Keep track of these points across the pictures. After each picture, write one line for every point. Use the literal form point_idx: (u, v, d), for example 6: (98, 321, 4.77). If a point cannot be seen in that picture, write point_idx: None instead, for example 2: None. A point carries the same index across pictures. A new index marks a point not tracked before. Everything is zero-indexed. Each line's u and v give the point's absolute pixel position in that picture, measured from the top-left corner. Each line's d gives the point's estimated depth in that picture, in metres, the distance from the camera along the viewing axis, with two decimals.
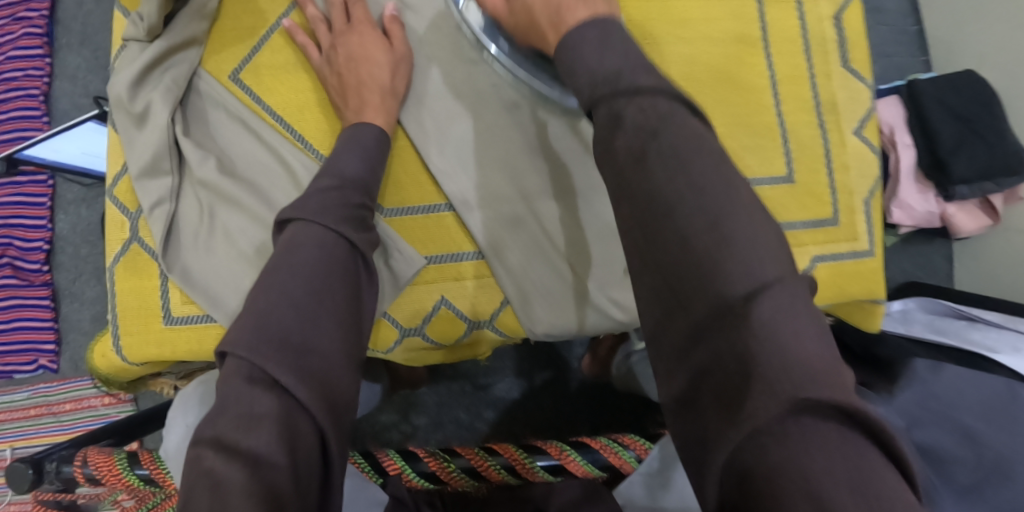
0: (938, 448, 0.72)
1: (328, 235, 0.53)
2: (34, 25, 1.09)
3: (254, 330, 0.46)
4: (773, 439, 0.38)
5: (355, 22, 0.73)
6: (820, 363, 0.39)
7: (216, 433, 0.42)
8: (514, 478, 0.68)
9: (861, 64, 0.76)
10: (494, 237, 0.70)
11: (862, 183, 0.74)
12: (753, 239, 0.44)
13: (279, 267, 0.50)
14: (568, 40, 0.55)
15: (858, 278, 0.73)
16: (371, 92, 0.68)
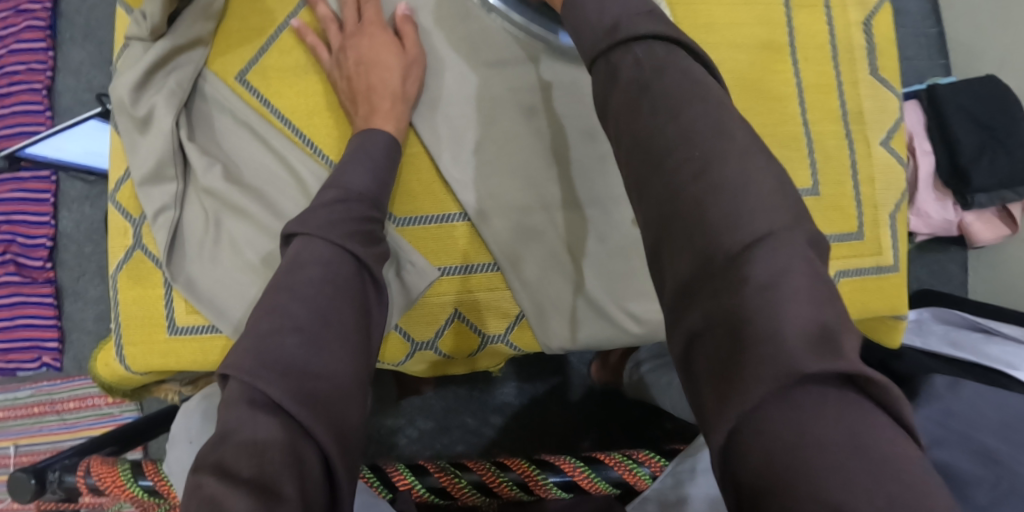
0: (957, 467, 0.71)
1: (333, 251, 0.51)
2: (37, 18, 1.07)
3: (254, 356, 0.44)
4: (772, 405, 0.37)
5: (366, 23, 0.70)
6: (814, 316, 0.38)
7: (218, 460, 0.41)
8: (526, 494, 0.66)
9: (890, 73, 0.74)
10: (510, 249, 0.69)
11: (888, 196, 0.72)
12: (740, 185, 0.42)
13: (280, 286, 0.49)
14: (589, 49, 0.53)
15: (880, 293, 0.71)
16: (381, 96, 0.66)
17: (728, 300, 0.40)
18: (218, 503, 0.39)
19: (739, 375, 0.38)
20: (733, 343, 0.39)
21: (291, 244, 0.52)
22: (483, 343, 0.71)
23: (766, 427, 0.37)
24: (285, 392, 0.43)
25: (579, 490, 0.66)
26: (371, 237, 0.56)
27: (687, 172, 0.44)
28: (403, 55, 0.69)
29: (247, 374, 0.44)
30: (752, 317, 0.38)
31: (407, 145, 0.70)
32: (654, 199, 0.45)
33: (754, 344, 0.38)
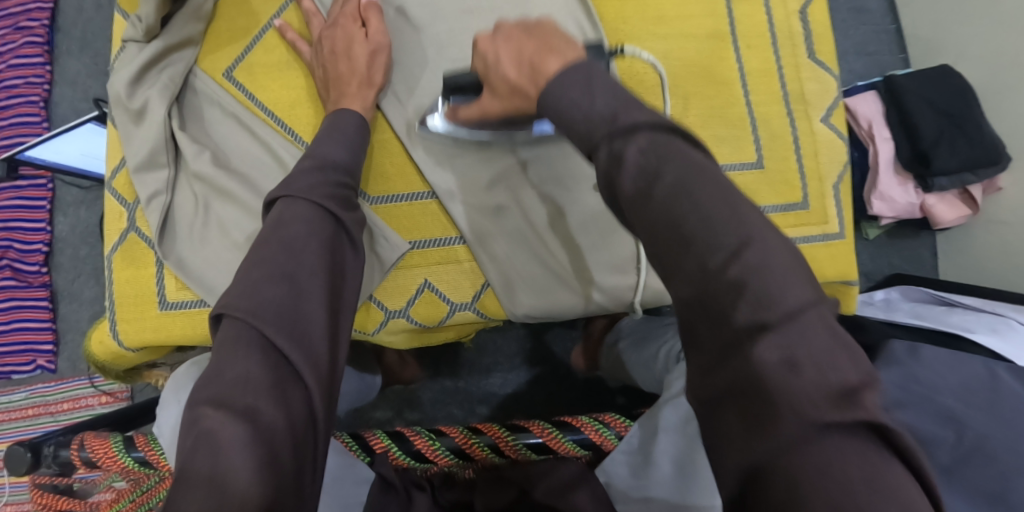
0: (920, 429, 0.72)
1: (315, 211, 0.55)
2: (35, 35, 1.12)
3: (246, 297, 0.48)
4: (796, 450, 0.38)
5: (342, 17, 0.74)
6: (833, 372, 0.38)
7: (211, 394, 0.45)
8: (499, 457, 0.70)
9: (827, 56, 0.78)
10: (478, 226, 0.73)
11: (832, 168, 0.77)
12: (772, 264, 0.41)
13: (269, 239, 0.52)
14: (547, 96, 0.52)
15: (831, 258, 0.75)
16: (347, 83, 0.71)
17: (744, 365, 0.40)
18: (209, 431, 0.43)
19: (767, 426, 0.39)
20: (750, 397, 0.40)
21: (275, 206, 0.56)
22: (450, 312, 0.74)
23: (795, 469, 0.38)
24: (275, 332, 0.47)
25: (548, 451, 0.70)
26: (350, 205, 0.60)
27: (715, 256, 0.42)
28: (371, 46, 0.73)
29: (235, 317, 0.48)
30: (769, 375, 0.39)
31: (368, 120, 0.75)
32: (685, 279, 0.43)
33: (778, 399, 0.39)
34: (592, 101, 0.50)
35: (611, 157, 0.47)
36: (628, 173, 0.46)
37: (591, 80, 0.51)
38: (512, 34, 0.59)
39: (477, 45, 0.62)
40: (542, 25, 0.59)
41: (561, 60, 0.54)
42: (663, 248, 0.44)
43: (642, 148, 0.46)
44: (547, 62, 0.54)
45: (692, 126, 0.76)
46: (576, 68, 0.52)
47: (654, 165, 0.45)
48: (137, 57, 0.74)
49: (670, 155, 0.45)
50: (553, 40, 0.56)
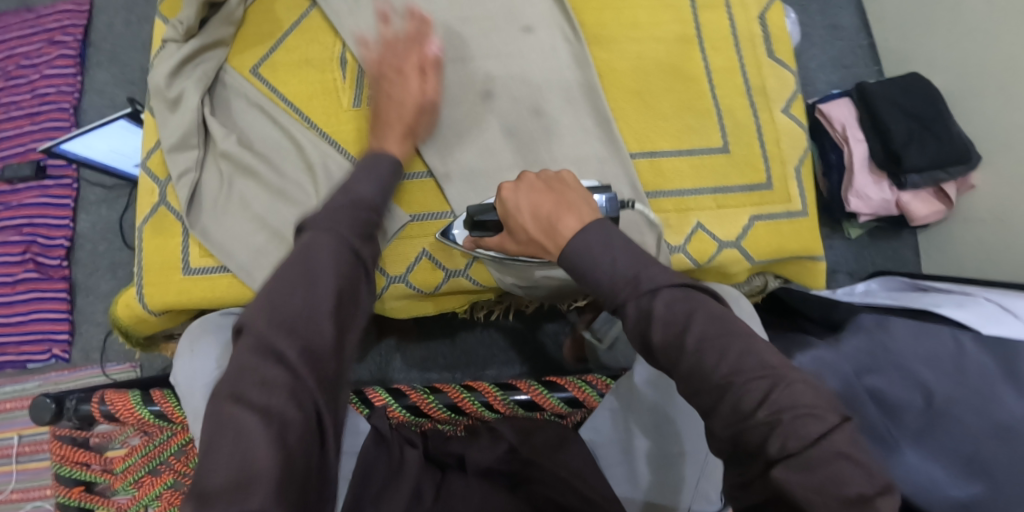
0: (889, 394, 0.74)
1: (338, 239, 0.58)
2: (68, 48, 1.21)
3: (269, 311, 0.53)
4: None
5: (406, 68, 0.76)
6: (849, 486, 0.45)
7: (234, 391, 0.50)
8: (491, 413, 0.74)
9: (784, 54, 0.86)
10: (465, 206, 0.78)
11: (793, 152, 0.83)
12: (797, 400, 0.48)
13: (292, 262, 0.56)
14: (571, 248, 0.59)
15: (795, 236, 0.80)
16: (392, 127, 0.73)
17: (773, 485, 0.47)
18: (234, 420, 0.49)
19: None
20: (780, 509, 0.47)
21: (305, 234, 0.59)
22: (446, 277, 0.79)
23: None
24: (288, 343, 0.52)
25: (536, 408, 0.74)
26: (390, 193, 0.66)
27: (750, 398, 0.49)
28: (421, 103, 0.75)
29: (257, 333, 0.53)
30: (801, 489, 0.46)
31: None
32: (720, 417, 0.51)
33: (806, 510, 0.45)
34: (614, 264, 0.57)
35: (641, 313, 0.54)
36: (659, 326, 0.53)
37: (610, 239, 0.58)
38: (535, 184, 0.66)
39: (499, 191, 0.68)
40: (560, 181, 0.66)
41: (579, 219, 0.61)
42: (703, 388, 0.51)
43: (670, 304, 0.53)
44: (562, 222, 0.61)
45: (666, 117, 0.82)
46: (597, 225, 0.59)
47: (682, 318, 0.53)
48: (175, 53, 0.80)
49: (697, 311, 0.53)
50: (570, 197, 0.63)
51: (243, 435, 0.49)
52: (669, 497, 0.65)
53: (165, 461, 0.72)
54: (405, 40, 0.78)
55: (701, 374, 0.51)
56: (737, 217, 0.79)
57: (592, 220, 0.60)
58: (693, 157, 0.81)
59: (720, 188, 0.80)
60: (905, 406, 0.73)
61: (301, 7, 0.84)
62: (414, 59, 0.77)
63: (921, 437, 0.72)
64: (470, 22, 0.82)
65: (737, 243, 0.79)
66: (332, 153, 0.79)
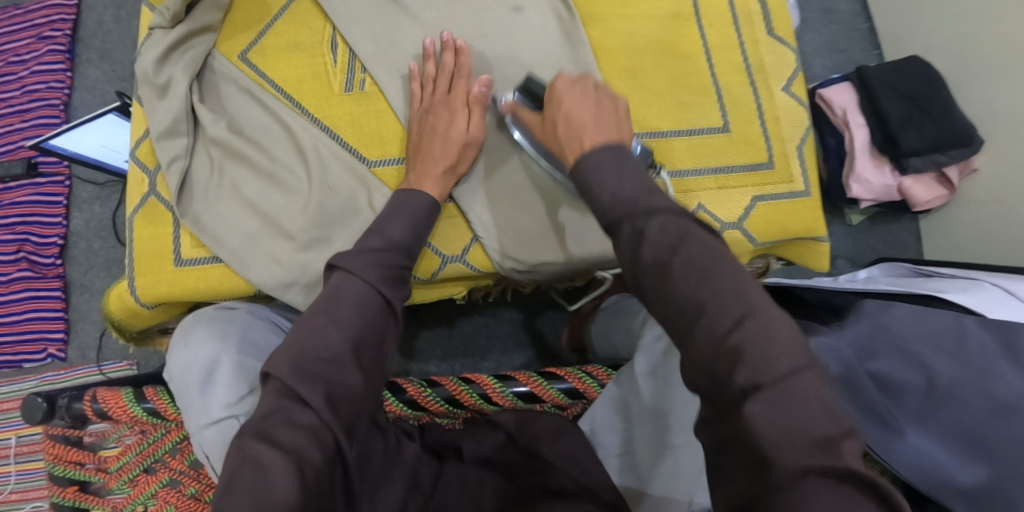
0: (893, 375, 0.67)
1: (371, 293, 0.59)
2: (57, 43, 1.20)
3: (292, 364, 0.54)
4: (783, 496, 0.42)
5: (454, 95, 0.74)
6: (817, 427, 0.42)
7: (259, 429, 0.52)
8: (489, 405, 0.72)
9: (784, 31, 0.84)
10: (469, 191, 0.76)
11: (793, 131, 0.81)
12: (767, 335, 0.45)
13: (320, 313, 0.58)
14: (584, 161, 0.59)
15: (797, 215, 0.79)
16: (434, 165, 0.72)
17: (740, 423, 0.44)
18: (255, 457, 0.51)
19: (750, 474, 0.44)
20: (740, 447, 0.44)
21: (332, 276, 0.61)
22: (443, 264, 0.77)
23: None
24: (308, 388, 0.53)
25: (536, 399, 0.72)
26: (414, 219, 0.67)
27: (722, 323, 0.47)
28: (467, 139, 0.73)
29: (281, 379, 0.54)
30: (763, 425, 0.43)
31: (365, 89, 0.79)
32: (690, 342, 0.48)
33: (770, 452, 0.43)
34: (620, 187, 0.55)
35: (635, 231, 0.52)
36: (649, 247, 0.51)
37: (620, 160, 0.57)
38: (589, 90, 0.66)
39: (555, 79, 0.68)
40: (612, 103, 0.65)
41: (605, 135, 0.61)
42: (674, 318, 0.49)
43: (662, 225, 0.51)
44: (586, 135, 0.61)
45: (660, 95, 0.80)
46: (611, 145, 0.59)
47: (674, 240, 0.50)
48: (162, 39, 0.78)
49: (690, 236, 0.50)
50: (610, 118, 0.63)
51: (260, 471, 0.50)
52: (675, 491, 0.63)
53: (160, 459, 0.71)
54: (445, 72, 0.76)
55: (680, 298, 0.49)
56: (737, 198, 0.78)
57: (616, 141, 0.60)
58: (691, 136, 0.79)
59: (719, 168, 0.79)
60: (908, 387, 0.67)
61: None
62: (459, 94, 0.75)
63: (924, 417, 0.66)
64: (462, 4, 0.81)
65: (738, 225, 0.78)
66: (324, 137, 0.77)
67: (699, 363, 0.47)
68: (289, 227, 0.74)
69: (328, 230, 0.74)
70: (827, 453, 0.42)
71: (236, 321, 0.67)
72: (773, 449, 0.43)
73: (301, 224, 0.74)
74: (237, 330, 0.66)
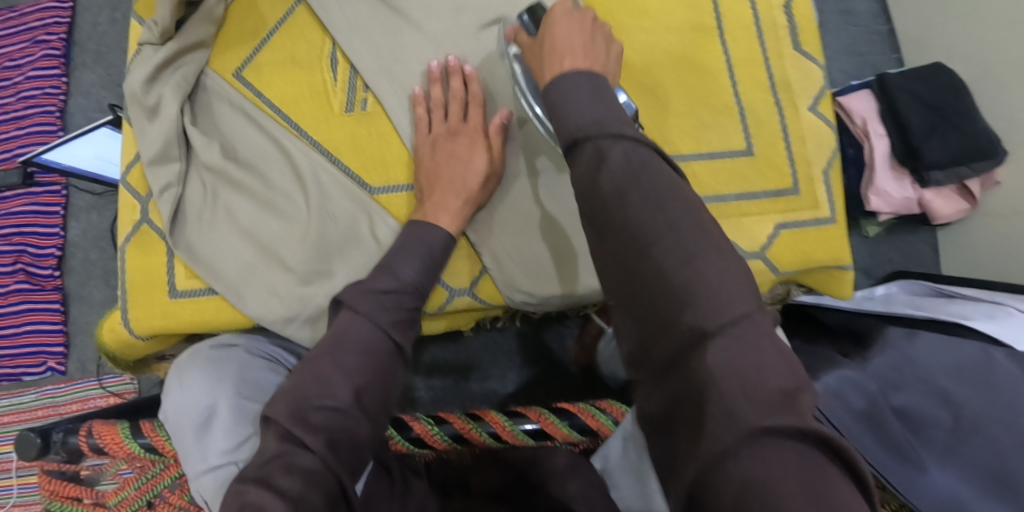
0: (915, 410, 0.68)
1: (377, 336, 0.57)
2: (52, 48, 1.16)
3: (292, 414, 0.52)
4: (735, 459, 0.38)
5: (469, 126, 0.72)
6: (773, 381, 0.40)
7: (259, 475, 0.49)
8: (498, 443, 0.70)
9: (812, 46, 0.80)
10: (483, 227, 0.73)
11: (819, 154, 0.78)
12: (722, 276, 0.43)
13: (323, 359, 0.55)
14: (558, 81, 0.56)
15: (822, 243, 0.76)
16: (452, 199, 0.69)
17: (695, 375, 0.41)
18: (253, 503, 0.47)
19: (697, 433, 0.40)
20: (691, 405, 0.41)
21: (339, 314, 0.59)
22: (451, 297, 0.75)
23: (731, 479, 0.37)
24: (310, 434, 0.51)
25: (546, 437, 0.70)
26: (426, 255, 0.64)
27: (672, 258, 0.44)
28: (489, 171, 0.71)
29: (282, 425, 0.52)
30: (718, 377, 0.40)
31: (367, 110, 0.76)
32: (642, 281, 0.45)
33: (723, 407, 0.39)
34: (591, 110, 0.52)
35: (595, 152, 0.49)
36: (608, 173, 0.48)
37: (593, 81, 0.55)
38: (584, 22, 0.62)
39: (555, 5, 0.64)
40: (605, 39, 0.62)
41: (587, 61, 0.58)
42: (622, 253, 0.46)
43: (626, 152, 0.48)
44: (568, 55, 0.58)
45: (679, 115, 0.77)
46: (590, 71, 0.56)
47: (634, 170, 0.47)
48: (151, 56, 0.75)
49: (651, 171, 0.47)
50: (598, 50, 0.60)
51: None
52: None
53: (159, 493, 0.69)
54: (455, 98, 0.73)
55: (634, 230, 0.46)
56: (761, 225, 0.75)
57: (596, 71, 0.57)
58: (713, 160, 0.76)
59: (743, 194, 0.76)
60: (933, 422, 0.67)
61: (286, 2, 0.79)
62: (475, 126, 0.72)
63: (946, 454, 0.65)
64: (469, 13, 0.76)
65: (761, 254, 0.74)
66: (323, 162, 0.74)
67: (648, 305, 0.44)
68: (287, 258, 0.72)
69: (328, 262, 0.72)
70: (786, 414, 0.38)
71: (231, 363, 0.65)
72: (726, 403, 0.39)
73: (300, 256, 0.71)
74: (232, 373, 0.63)
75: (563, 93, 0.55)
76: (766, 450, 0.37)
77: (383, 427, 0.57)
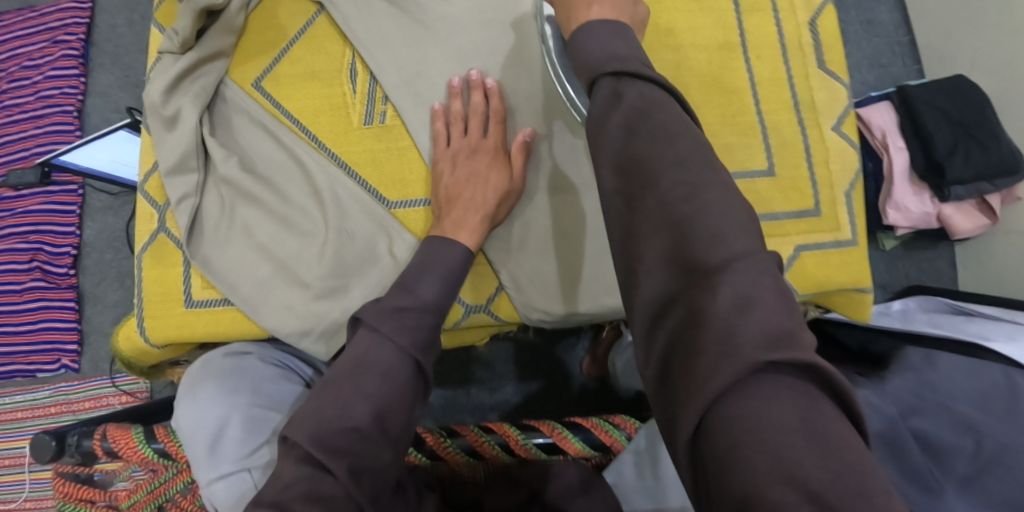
0: (936, 437, 0.66)
1: (398, 356, 0.57)
2: (71, 48, 1.17)
3: (316, 435, 0.52)
4: (734, 395, 0.39)
5: (488, 142, 0.72)
6: (774, 320, 0.40)
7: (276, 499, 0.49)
8: (509, 457, 0.71)
9: (837, 65, 0.79)
10: (496, 251, 0.73)
11: (843, 175, 0.77)
12: (724, 211, 0.45)
13: (346, 381, 0.55)
14: (582, 30, 0.57)
15: (844, 267, 0.75)
16: (470, 214, 0.68)
17: (696, 314, 0.42)
18: None
19: (696, 366, 0.41)
20: (691, 340, 0.42)
21: (358, 333, 0.59)
22: (467, 313, 0.74)
23: (728, 414, 0.39)
24: (329, 456, 0.51)
25: (558, 451, 0.70)
26: (447, 274, 0.64)
27: (676, 191, 0.46)
28: (507, 188, 0.71)
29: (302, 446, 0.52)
30: (717, 318, 0.41)
31: (386, 123, 0.76)
32: (642, 214, 0.47)
33: (721, 345, 0.40)
34: (609, 49, 0.54)
35: (614, 92, 0.51)
36: (621, 110, 0.50)
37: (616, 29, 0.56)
38: None
39: None
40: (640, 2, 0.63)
41: (612, 12, 0.58)
42: (626, 182, 0.49)
43: (642, 92, 0.50)
44: (595, 3, 0.58)
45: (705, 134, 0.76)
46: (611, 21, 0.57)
47: (650, 110, 0.49)
48: (171, 67, 0.75)
49: (660, 111, 0.49)
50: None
51: None
52: None
53: (171, 498, 0.68)
54: (476, 114, 0.73)
55: (642, 164, 0.48)
56: (783, 247, 0.74)
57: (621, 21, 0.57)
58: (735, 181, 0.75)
59: (765, 215, 0.75)
60: (954, 450, 0.65)
61: (306, 13, 0.79)
62: (493, 143, 0.72)
63: (966, 484, 0.64)
64: (492, 26, 0.76)
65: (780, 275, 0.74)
66: (342, 177, 0.74)
67: (643, 230, 0.47)
68: (304, 274, 0.72)
69: (344, 278, 0.72)
70: (784, 348, 0.39)
71: (248, 371, 0.65)
72: (725, 340, 0.40)
73: (316, 272, 0.71)
74: (248, 384, 0.63)
75: (587, 38, 0.56)
76: (764, 387, 0.39)
77: (403, 449, 0.57)
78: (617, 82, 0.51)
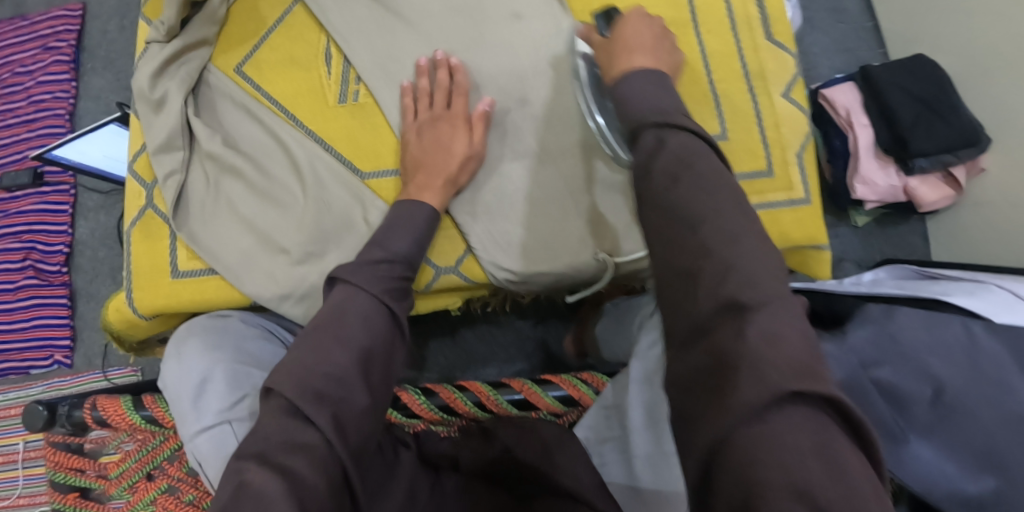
0: (900, 385, 0.57)
1: (374, 306, 0.60)
2: (62, 54, 1.21)
3: (297, 378, 0.54)
4: (755, 420, 0.39)
5: (452, 112, 0.75)
6: (803, 358, 0.40)
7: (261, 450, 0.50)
8: (483, 413, 0.73)
9: (784, 36, 0.82)
10: (462, 214, 0.76)
11: (793, 138, 0.80)
12: (758, 251, 0.45)
13: (323, 330, 0.57)
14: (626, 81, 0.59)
15: (799, 223, 0.78)
16: (436, 178, 0.72)
17: (726, 343, 0.42)
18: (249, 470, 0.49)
19: (722, 390, 0.41)
20: (718, 369, 0.42)
21: (336, 288, 0.62)
22: (436, 275, 0.78)
23: (748, 437, 0.39)
24: (307, 402, 0.53)
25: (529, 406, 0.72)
26: (417, 232, 0.68)
27: (704, 225, 0.46)
28: (470, 152, 0.74)
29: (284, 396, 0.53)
30: (750, 349, 0.40)
31: (359, 101, 0.79)
32: (672, 240, 0.47)
33: (749, 375, 0.40)
34: (654, 102, 0.56)
35: (658, 141, 0.51)
36: (663, 158, 0.50)
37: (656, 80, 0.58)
38: (653, 24, 0.67)
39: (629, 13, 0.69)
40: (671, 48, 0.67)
41: (652, 61, 0.62)
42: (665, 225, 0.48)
43: (683, 142, 0.50)
44: (638, 53, 0.62)
45: None
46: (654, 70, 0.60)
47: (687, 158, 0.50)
48: (158, 53, 0.79)
49: (680, 144, 0.50)
50: (665, 48, 0.66)
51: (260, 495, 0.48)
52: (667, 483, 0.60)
53: (160, 465, 0.71)
54: (442, 88, 0.76)
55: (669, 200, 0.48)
56: None
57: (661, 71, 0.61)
58: None
59: None
60: (916, 395, 0.57)
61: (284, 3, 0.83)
62: (459, 113, 0.75)
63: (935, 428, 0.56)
64: (459, 12, 0.80)
65: None
66: (319, 151, 0.77)
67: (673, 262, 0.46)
68: (285, 241, 0.75)
69: (322, 245, 0.75)
70: (810, 380, 0.39)
71: (229, 335, 0.68)
72: (751, 369, 0.40)
73: (297, 239, 0.74)
74: (229, 343, 0.66)
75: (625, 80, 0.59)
76: (788, 416, 0.39)
77: (383, 400, 0.59)
78: (660, 132, 0.51)
